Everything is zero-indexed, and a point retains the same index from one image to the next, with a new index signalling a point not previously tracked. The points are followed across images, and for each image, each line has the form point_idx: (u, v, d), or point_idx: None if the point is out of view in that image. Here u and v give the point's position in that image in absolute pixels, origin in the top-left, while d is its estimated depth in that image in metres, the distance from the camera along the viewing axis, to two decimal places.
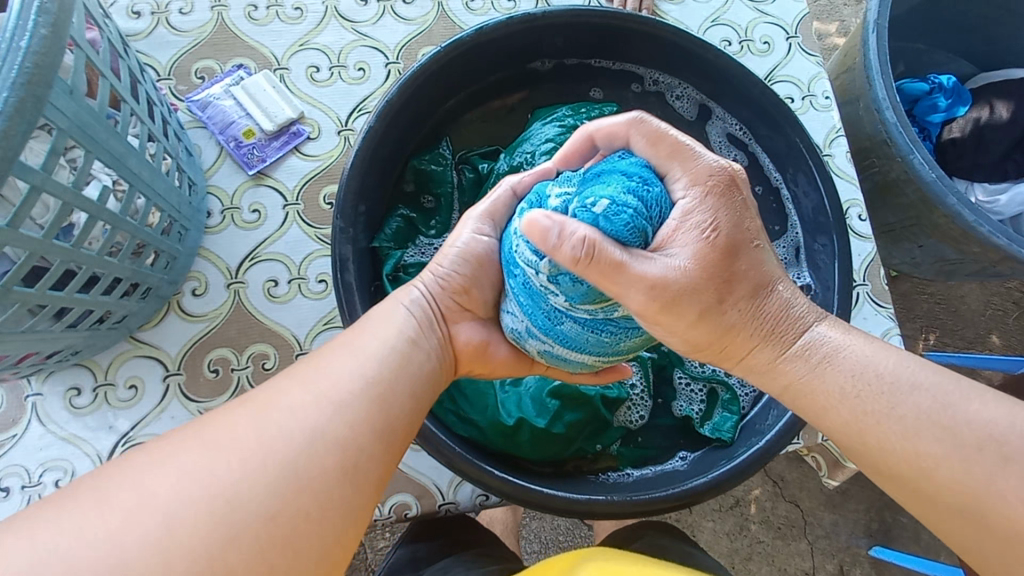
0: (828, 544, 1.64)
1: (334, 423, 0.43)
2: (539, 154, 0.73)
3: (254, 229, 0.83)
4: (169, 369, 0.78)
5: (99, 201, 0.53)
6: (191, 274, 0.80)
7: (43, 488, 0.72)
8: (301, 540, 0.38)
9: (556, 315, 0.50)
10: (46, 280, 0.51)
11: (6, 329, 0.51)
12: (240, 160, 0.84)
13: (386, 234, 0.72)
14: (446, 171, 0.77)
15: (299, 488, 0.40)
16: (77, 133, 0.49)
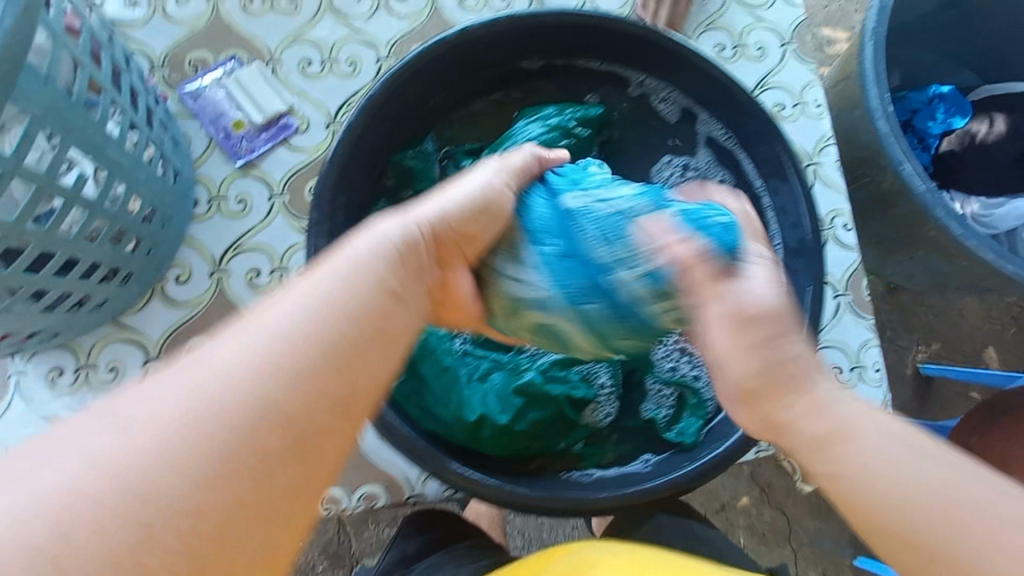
0: (812, 551, 1.63)
1: (319, 360, 0.36)
2: (519, 152, 0.74)
3: (240, 219, 0.84)
4: (150, 354, 0.80)
5: (75, 187, 0.54)
6: (175, 261, 0.81)
7: None
8: (272, 487, 0.33)
9: (586, 295, 0.51)
10: (21, 262, 0.53)
11: None
12: (228, 150, 0.85)
13: None
14: (429, 166, 0.77)
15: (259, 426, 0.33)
16: (52, 120, 0.50)
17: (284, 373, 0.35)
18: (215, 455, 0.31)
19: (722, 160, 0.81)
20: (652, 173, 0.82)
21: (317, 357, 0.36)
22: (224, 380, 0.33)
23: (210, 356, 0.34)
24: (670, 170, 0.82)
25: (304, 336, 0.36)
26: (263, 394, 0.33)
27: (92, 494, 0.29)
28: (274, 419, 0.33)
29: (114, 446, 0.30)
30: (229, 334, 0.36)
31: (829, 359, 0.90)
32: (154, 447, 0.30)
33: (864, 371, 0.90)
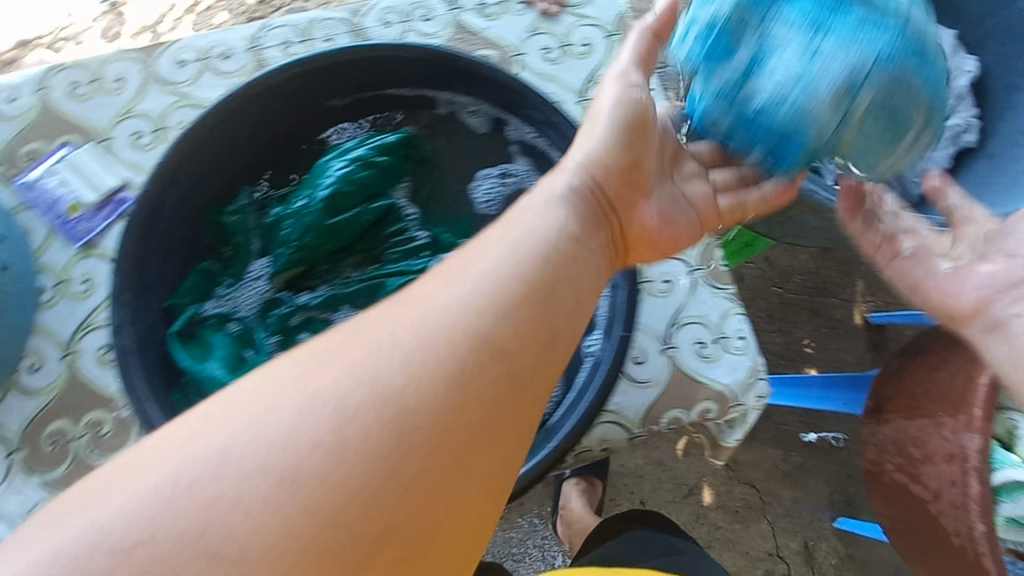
0: (790, 522, 1.58)
1: (459, 361, 0.43)
2: (320, 191, 0.75)
3: (86, 299, 0.85)
4: (12, 447, 0.80)
5: None
6: (28, 350, 0.83)
7: None
8: (428, 487, 0.39)
9: (770, 114, 0.63)
10: None
11: None
12: (68, 235, 0.87)
13: (183, 290, 0.74)
14: (245, 219, 0.78)
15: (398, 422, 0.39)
16: None
17: (433, 383, 0.41)
18: (397, 409, 0.39)
19: (540, 164, 0.81)
20: (473, 187, 0.83)
21: (447, 346, 0.43)
22: (433, 344, 0.43)
23: (391, 329, 0.43)
24: (490, 182, 0.83)
25: (472, 311, 0.45)
26: (452, 358, 0.42)
27: (255, 466, 0.36)
28: (476, 381, 0.42)
29: (255, 426, 0.38)
30: (365, 348, 0.42)
31: (691, 334, 0.92)
32: (312, 461, 0.37)
33: (727, 341, 0.92)
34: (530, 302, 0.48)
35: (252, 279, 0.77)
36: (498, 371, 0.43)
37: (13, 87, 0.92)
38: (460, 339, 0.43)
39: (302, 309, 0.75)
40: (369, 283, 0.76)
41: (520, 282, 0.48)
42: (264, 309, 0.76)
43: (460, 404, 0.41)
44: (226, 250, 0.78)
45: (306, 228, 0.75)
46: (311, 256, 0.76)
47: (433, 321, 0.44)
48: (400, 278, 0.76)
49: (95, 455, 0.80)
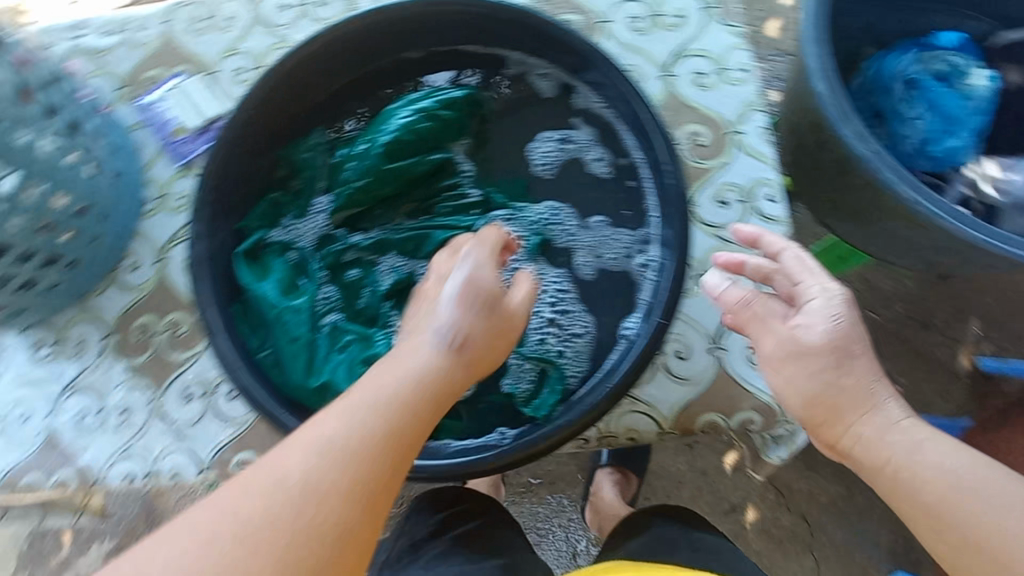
0: (838, 563, 1.46)
1: (314, 503, 0.42)
2: (385, 135, 0.78)
3: (180, 213, 0.96)
4: (107, 332, 0.93)
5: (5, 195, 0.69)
6: (128, 251, 0.94)
7: (10, 421, 0.90)
8: None
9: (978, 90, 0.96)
10: None
11: None
12: (173, 154, 0.98)
13: (255, 215, 0.80)
14: (316, 156, 0.83)
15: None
16: None
17: (280, 517, 0.40)
18: (304, 506, 0.41)
19: (603, 136, 0.79)
20: (532, 152, 0.82)
21: (308, 489, 0.42)
22: (332, 461, 0.43)
23: (295, 461, 0.43)
24: (548, 145, 0.81)
25: (365, 435, 0.46)
26: (354, 490, 0.43)
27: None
28: (364, 502, 0.44)
29: (226, 523, 0.40)
30: (232, 496, 0.41)
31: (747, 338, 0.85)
32: None
33: None
34: (418, 427, 0.50)
35: (314, 213, 0.82)
36: (380, 482, 0.45)
37: (145, 19, 1.03)
38: (343, 464, 0.44)
39: (352, 248, 0.80)
40: (416, 231, 0.79)
41: (408, 402, 0.50)
42: (320, 243, 0.81)
43: (356, 530, 0.43)
44: (291, 181, 0.83)
45: (365, 170, 0.78)
46: (365, 198, 0.79)
47: (337, 437, 0.45)
48: (445, 229, 0.78)
49: (171, 351, 0.91)
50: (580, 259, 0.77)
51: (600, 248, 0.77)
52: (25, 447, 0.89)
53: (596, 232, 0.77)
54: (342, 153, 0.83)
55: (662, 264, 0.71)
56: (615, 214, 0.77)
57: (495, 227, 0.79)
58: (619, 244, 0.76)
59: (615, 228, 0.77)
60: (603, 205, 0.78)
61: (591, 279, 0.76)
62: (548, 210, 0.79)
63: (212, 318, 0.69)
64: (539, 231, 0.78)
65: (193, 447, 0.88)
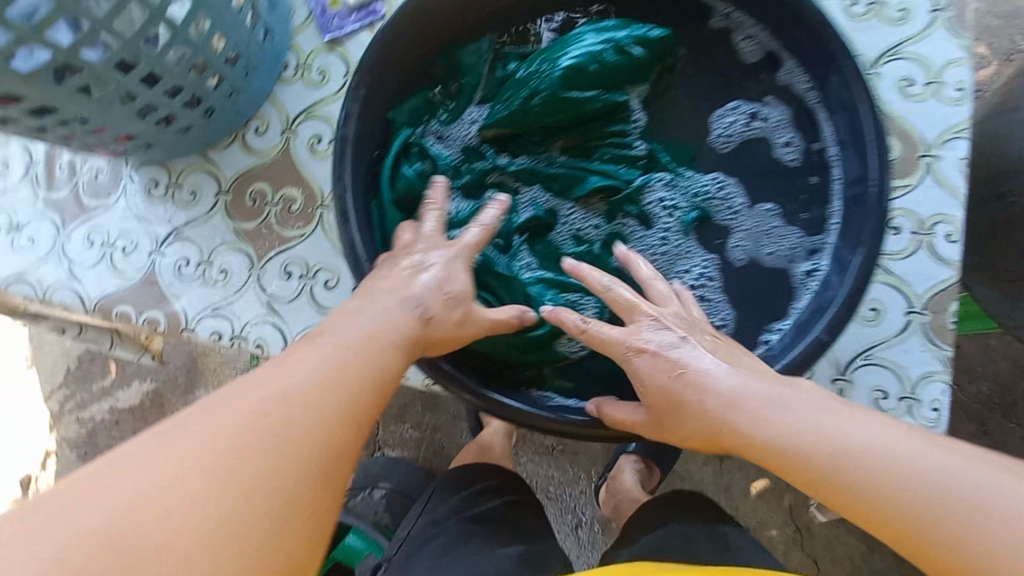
0: None
1: (312, 416, 0.43)
2: (565, 58, 0.70)
3: (317, 89, 0.92)
4: (221, 189, 0.91)
5: (180, 24, 0.66)
6: (258, 113, 0.92)
7: (114, 250, 0.91)
8: (231, 533, 0.36)
9: None
10: (134, 75, 0.67)
11: (102, 105, 0.68)
12: (322, 25, 0.93)
13: (404, 109, 0.75)
14: (478, 63, 0.76)
15: (232, 469, 0.38)
16: None
17: (279, 423, 0.41)
18: (300, 418, 0.42)
19: (799, 123, 0.71)
20: (715, 120, 0.74)
21: (314, 404, 0.43)
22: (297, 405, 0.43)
23: (257, 407, 0.41)
24: (734, 117, 0.73)
25: (324, 388, 0.45)
26: (324, 432, 0.43)
27: (137, 528, 0.34)
28: (331, 438, 0.43)
29: (218, 418, 0.40)
30: (233, 398, 0.42)
31: (874, 378, 0.77)
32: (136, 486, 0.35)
33: (915, 405, 0.76)
34: (390, 382, 0.51)
35: (465, 123, 0.77)
36: (347, 420, 0.45)
37: None
38: (313, 404, 0.43)
39: (497, 170, 0.75)
40: (568, 171, 0.73)
41: (366, 359, 0.50)
42: (465, 155, 0.76)
43: (329, 464, 0.42)
44: (450, 82, 0.77)
45: (532, 91, 0.71)
46: (525, 121, 0.73)
47: (295, 388, 0.44)
48: (601, 177, 0.73)
49: (280, 225, 0.89)
50: (735, 245, 0.71)
51: (761, 239, 0.71)
52: (126, 279, 0.90)
53: (761, 221, 0.71)
54: (512, 67, 0.76)
55: (832, 277, 0.65)
56: (789, 209, 0.71)
57: (652, 189, 0.73)
58: (787, 241, 0.70)
59: (784, 223, 0.71)
60: (778, 196, 0.71)
61: (741, 264, 0.71)
62: (712, 181, 0.73)
63: (350, 204, 0.67)
64: (698, 204, 0.72)
65: (279, 324, 0.87)
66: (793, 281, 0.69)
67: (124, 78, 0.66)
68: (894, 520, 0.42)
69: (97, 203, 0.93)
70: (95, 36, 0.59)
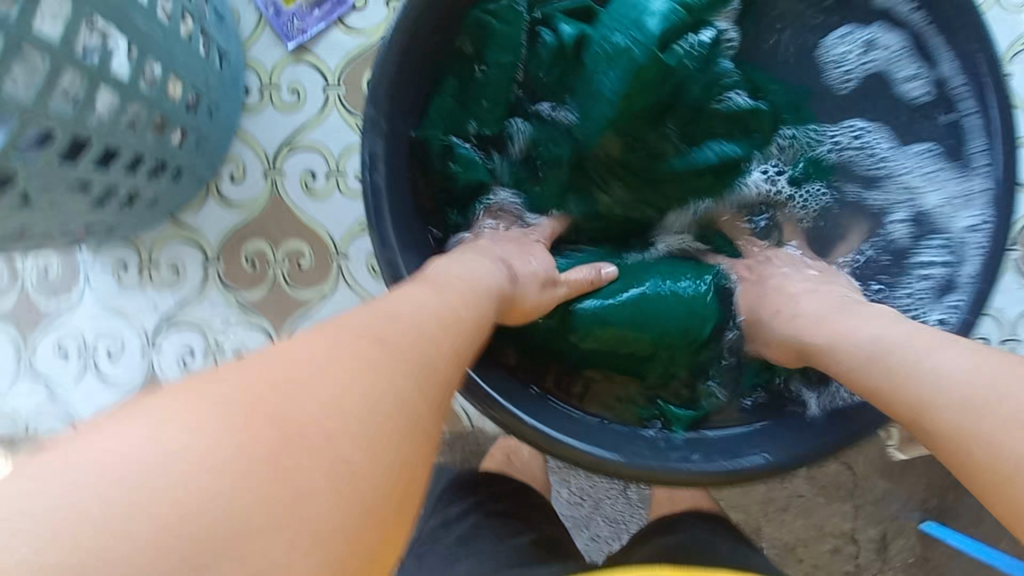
0: None
1: (392, 351, 0.35)
2: (646, 17, 0.58)
3: (294, 113, 0.75)
4: (209, 257, 0.76)
5: (129, 80, 0.50)
6: (229, 157, 0.75)
7: (98, 355, 0.76)
8: (304, 473, 0.28)
9: None
10: (85, 159, 0.51)
11: (51, 204, 0.52)
12: (280, 31, 0.74)
13: (433, 118, 0.62)
14: (514, 31, 0.63)
15: (308, 394, 0.30)
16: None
17: (361, 355, 0.34)
18: (383, 353, 0.35)
19: (916, 51, 0.56)
20: (824, 58, 0.63)
21: (396, 340, 0.36)
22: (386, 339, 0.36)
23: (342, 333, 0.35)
24: (847, 50, 0.61)
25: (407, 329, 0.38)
26: (405, 364, 0.35)
27: (204, 451, 0.27)
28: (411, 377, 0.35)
29: (303, 351, 0.33)
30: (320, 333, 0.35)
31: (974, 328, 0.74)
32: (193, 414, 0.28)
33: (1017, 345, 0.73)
34: (474, 329, 0.43)
35: (533, 122, 0.65)
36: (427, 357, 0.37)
37: None
38: (397, 332, 0.36)
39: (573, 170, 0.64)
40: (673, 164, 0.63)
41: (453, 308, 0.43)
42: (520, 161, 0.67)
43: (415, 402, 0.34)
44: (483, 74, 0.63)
45: (622, 70, 0.59)
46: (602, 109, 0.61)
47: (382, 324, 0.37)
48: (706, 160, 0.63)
49: (294, 288, 0.75)
50: (897, 196, 0.60)
51: (925, 187, 0.58)
52: (122, 387, 0.76)
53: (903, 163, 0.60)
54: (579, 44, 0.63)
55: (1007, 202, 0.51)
56: (951, 149, 0.55)
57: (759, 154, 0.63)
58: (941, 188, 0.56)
59: (945, 167, 0.56)
60: (921, 133, 0.58)
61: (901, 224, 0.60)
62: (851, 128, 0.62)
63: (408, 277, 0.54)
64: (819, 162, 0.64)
65: None
66: (934, 240, 0.57)
67: (73, 166, 0.50)
68: (969, 447, 0.36)
69: (56, 304, 0.76)
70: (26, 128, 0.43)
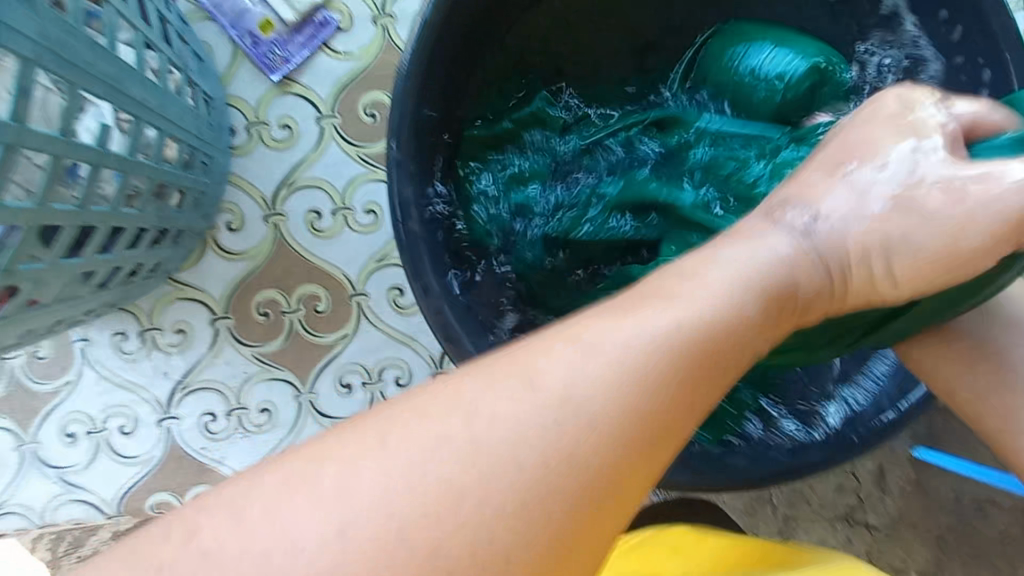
0: None
1: (631, 437, 0.26)
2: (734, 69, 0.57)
3: (287, 150, 0.70)
4: (216, 313, 0.71)
5: (128, 155, 0.45)
6: (223, 205, 0.70)
7: (110, 434, 0.70)
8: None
9: None
10: (91, 246, 0.46)
11: (56, 298, 0.47)
12: (260, 62, 0.69)
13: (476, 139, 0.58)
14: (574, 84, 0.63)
15: (521, 487, 0.24)
16: (59, 69, 0.37)
17: (597, 429, 0.25)
18: (621, 434, 0.26)
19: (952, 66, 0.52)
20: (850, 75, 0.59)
21: (642, 419, 0.26)
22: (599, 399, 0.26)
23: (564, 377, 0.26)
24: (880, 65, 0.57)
25: (638, 386, 0.26)
26: (630, 440, 0.26)
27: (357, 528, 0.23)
28: (621, 456, 0.25)
29: (534, 407, 0.25)
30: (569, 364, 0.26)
31: None
32: (388, 476, 0.24)
33: None
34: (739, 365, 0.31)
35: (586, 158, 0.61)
36: (639, 427, 0.26)
37: None
38: (626, 389, 0.26)
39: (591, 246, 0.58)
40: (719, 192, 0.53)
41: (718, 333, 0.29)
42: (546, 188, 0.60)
43: (608, 487, 0.25)
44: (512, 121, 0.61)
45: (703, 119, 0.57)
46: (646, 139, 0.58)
47: (620, 372, 0.26)
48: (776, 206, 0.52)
49: (313, 334, 0.71)
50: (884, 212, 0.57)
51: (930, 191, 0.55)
52: (142, 462, 0.70)
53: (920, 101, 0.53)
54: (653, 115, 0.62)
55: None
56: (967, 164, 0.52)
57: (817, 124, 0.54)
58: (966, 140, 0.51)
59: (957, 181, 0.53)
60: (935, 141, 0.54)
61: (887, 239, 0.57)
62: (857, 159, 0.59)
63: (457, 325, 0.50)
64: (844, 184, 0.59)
65: None
66: None
67: (77, 258, 0.46)
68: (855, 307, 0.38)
69: (55, 385, 0.70)
70: (32, 231, 0.39)
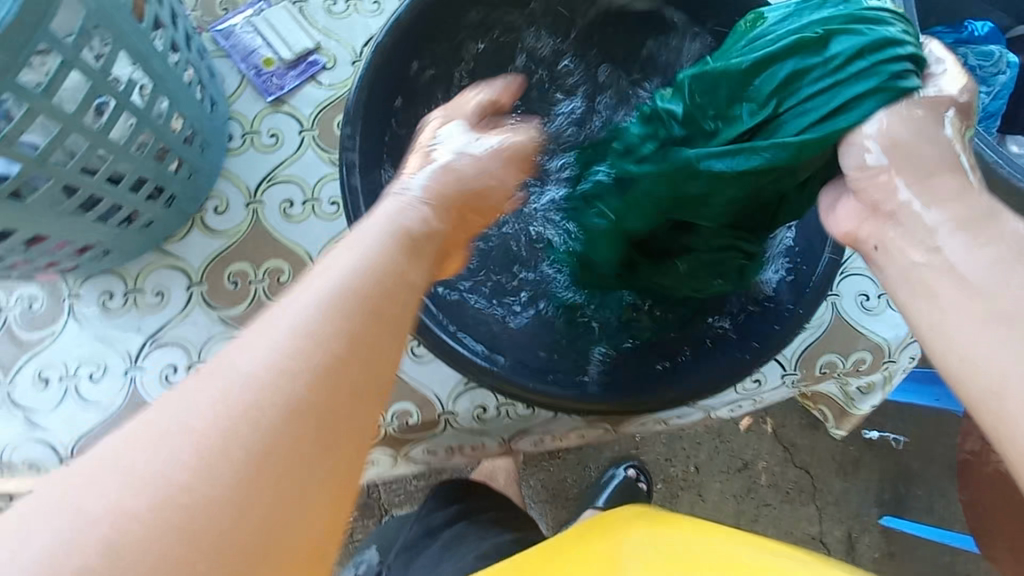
0: None
1: (289, 390, 0.37)
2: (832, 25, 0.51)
3: (272, 153, 0.87)
4: (193, 280, 0.83)
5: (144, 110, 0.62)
6: (213, 193, 0.85)
7: (79, 379, 0.79)
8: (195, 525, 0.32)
9: None
10: (101, 174, 0.61)
11: (65, 211, 0.61)
12: (260, 87, 0.88)
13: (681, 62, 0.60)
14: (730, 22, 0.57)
15: (218, 439, 0.34)
16: (103, 24, 0.54)
17: (249, 401, 0.36)
18: (278, 391, 0.37)
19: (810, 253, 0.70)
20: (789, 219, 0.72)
21: (290, 382, 0.37)
22: (316, 358, 0.38)
23: (223, 367, 0.37)
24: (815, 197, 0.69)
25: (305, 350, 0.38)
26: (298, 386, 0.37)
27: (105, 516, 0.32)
28: (309, 393, 0.37)
29: (220, 385, 0.36)
30: (237, 355, 0.38)
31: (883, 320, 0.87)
32: (130, 475, 0.33)
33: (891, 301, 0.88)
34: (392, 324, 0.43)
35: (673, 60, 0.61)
36: (336, 365, 0.39)
37: None
38: (251, 369, 0.37)
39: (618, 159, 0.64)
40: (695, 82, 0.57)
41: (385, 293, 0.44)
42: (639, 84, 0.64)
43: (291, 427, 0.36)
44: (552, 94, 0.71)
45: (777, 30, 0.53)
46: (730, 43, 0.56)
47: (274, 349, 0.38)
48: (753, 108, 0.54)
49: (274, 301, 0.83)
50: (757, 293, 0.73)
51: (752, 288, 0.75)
52: (102, 409, 0.78)
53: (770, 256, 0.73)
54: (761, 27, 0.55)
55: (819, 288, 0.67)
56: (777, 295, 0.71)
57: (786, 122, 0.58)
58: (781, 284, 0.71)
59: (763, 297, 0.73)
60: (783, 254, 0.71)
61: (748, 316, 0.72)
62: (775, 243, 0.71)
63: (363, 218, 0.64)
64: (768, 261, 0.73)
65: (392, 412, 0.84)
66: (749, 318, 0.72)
67: (89, 179, 0.60)
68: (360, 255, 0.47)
69: (40, 334, 0.80)
70: (66, 137, 0.55)
